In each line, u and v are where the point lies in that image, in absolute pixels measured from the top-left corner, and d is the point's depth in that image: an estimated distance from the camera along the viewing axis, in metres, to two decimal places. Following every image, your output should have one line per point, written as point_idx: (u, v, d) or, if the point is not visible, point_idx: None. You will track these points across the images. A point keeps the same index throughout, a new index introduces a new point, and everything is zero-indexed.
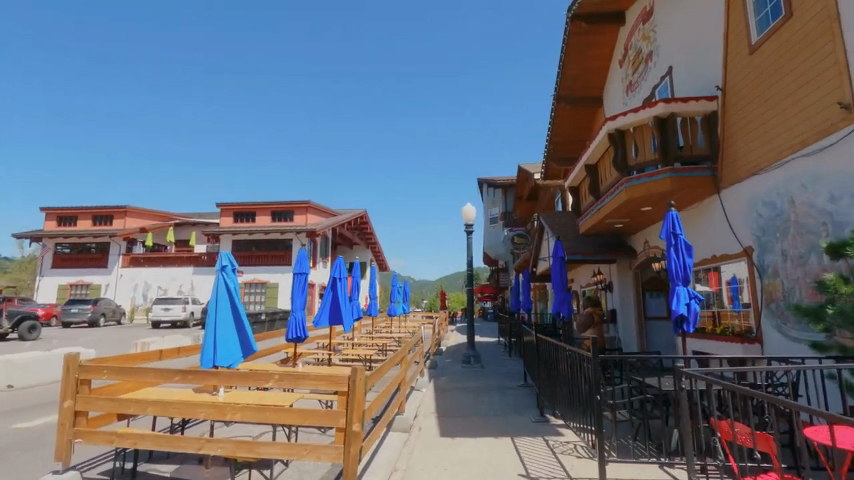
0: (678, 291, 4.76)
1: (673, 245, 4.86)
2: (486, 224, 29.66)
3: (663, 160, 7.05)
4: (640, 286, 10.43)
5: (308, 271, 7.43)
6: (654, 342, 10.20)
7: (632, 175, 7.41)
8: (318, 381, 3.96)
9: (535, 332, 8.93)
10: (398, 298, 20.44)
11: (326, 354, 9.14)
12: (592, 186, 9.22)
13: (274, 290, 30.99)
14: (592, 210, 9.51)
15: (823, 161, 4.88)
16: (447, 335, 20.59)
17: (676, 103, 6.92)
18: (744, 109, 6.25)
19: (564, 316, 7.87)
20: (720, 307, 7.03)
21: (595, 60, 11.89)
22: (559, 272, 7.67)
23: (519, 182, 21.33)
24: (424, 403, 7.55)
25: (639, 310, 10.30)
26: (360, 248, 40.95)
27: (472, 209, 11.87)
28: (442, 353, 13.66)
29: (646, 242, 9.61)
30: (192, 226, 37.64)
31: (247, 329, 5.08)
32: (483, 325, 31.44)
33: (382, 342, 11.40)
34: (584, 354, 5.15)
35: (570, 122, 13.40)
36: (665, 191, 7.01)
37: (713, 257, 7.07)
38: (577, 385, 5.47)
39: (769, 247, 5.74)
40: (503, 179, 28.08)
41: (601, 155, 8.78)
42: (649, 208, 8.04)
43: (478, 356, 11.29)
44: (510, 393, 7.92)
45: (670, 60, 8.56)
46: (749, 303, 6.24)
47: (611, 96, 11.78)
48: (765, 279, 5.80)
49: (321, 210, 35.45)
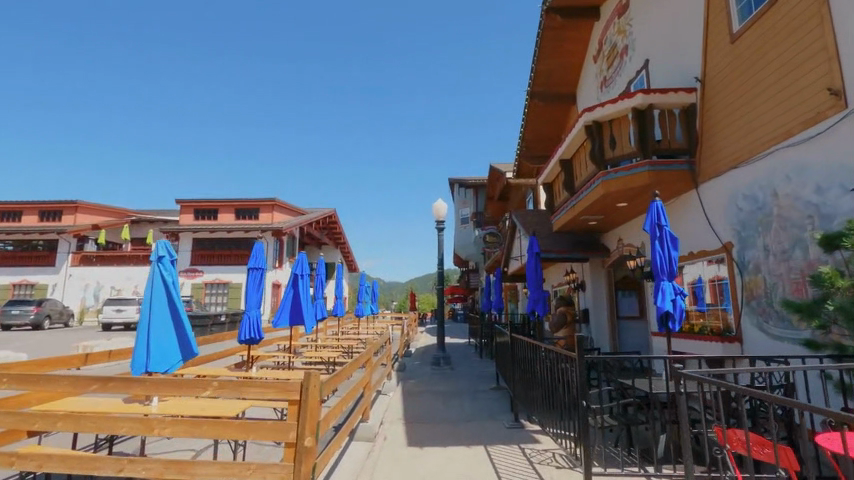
0: (663, 287, 4.43)
1: (658, 238, 4.54)
2: (457, 224, 29.36)
3: (642, 153, 6.78)
4: (613, 285, 10.25)
5: (264, 266, 6.75)
6: (625, 342, 10.04)
7: (609, 168, 7.13)
8: (264, 388, 3.38)
9: (508, 333, 8.56)
10: (366, 298, 19.81)
11: (287, 357, 8.50)
12: (567, 181, 8.93)
13: (238, 291, 29.76)
14: (566, 206, 9.24)
15: (809, 152, 4.67)
16: (416, 336, 20.11)
17: (655, 94, 6.67)
18: (726, 100, 6.05)
19: (539, 315, 7.52)
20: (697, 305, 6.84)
21: (570, 56, 11.71)
22: (534, 269, 7.32)
23: (491, 181, 21.09)
24: (390, 408, 7.02)
25: (611, 309, 10.11)
26: (328, 248, 39.97)
27: (443, 205, 11.45)
28: (411, 354, 13.18)
29: (620, 239, 9.42)
30: (150, 223, 35.79)
31: (187, 329, 4.46)
32: (452, 326, 31.19)
33: (347, 343, 10.82)
34: (565, 356, 4.75)
35: (544, 118, 13.17)
36: (643, 185, 6.76)
37: (690, 254, 6.88)
38: (557, 388, 5.09)
39: (750, 242, 5.54)
40: (474, 179, 27.85)
41: (576, 149, 8.51)
42: (626, 204, 7.79)
43: (448, 357, 10.86)
44: (482, 396, 7.52)
45: (647, 53, 8.39)
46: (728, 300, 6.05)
47: (585, 92, 11.63)
48: (746, 275, 5.60)
49: (288, 208, 34.40)
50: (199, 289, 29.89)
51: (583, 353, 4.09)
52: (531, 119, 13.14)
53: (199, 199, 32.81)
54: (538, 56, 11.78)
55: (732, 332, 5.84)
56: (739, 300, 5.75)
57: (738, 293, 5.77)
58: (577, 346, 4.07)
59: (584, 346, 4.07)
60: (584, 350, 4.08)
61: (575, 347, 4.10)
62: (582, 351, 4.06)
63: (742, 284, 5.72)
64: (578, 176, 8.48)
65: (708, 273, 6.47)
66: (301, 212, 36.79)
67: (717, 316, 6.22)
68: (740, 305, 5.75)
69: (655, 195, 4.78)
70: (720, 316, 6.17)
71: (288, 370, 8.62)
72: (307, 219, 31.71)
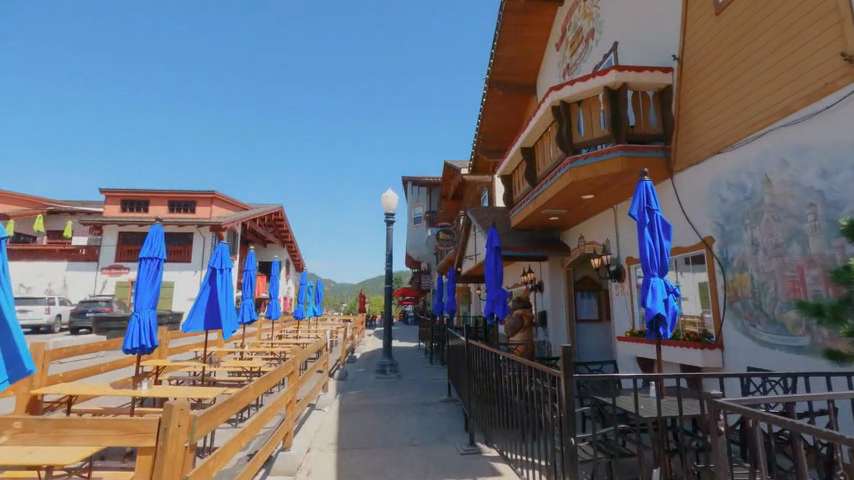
0: (652, 285, 3.64)
1: (647, 224, 3.74)
2: (409, 224, 28.42)
3: (615, 137, 6.08)
4: (573, 286, 9.62)
5: (162, 256, 5.44)
6: (584, 346, 9.45)
7: (578, 154, 6.41)
8: (99, 429, 2.21)
9: (461, 337, 7.65)
10: (309, 299, 18.44)
11: (202, 368, 7.17)
12: (528, 171, 8.17)
13: (169, 290, 27.23)
14: (526, 200, 8.47)
15: (815, 129, 4.04)
16: (363, 340, 18.89)
17: (629, 71, 5.98)
18: (708, 79, 5.43)
19: (499, 318, 6.66)
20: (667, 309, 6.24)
21: (532, 43, 11.05)
22: (494, 266, 6.40)
23: (445, 179, 20.31)
24: (322, 431, 5.86)
25: (570, 312, 9.47)
26: (274, 246, 37.82)
27: (393, 196, 10.41)
28: (355, 361, 12.04)
29: (581, 237, 8.80)
30: (70, 214, 32.29)
31: (16, 339, 3.20)
32: (402, 329, 30.30)
33: (279, 350, 9.57)
34: (543, 369, 3.78)
35: (502, 109, 12.49)
36: (615, 172, 6.07)
37: None
38: (528, 409, 4.13)
39: (734, 237, 4.91)
40: (428, 178, 27.02)
41: (538, 136, 7.77)
42: (592, 197, 7.12)
43: (395, 364, 9.81)
44: (430, 412, 6.55)
45: (616, 35, 7.77)
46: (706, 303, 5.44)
47: (546, 82, 11.00)
48: (729, 273, 4.99)
49: (229, 202, 32.12)
50: (125, 287, 27.16)
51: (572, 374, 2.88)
52: (489, 109, 12.42)
53: (127, 189, 29.90)
54: (498, 41, 11.04)
55: (713, 339, 5.22)
56: (724, 301, 5.07)
57: (721, 295, 5.13)
58: (563, 365, 2.84)
59: (572, 363, 2.86)
60: (573, 369, 2.88)
61: (560, 365, 2.87)
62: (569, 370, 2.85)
63: (725, 283, 5.07)
64: (541, 166, 7.74)
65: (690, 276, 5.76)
66: (244, 207, 34.54)
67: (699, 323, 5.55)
68: (722, 307, 5.10)
69: (642, 173, 3.99)
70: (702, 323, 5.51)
71: (201, 384, 7.24)
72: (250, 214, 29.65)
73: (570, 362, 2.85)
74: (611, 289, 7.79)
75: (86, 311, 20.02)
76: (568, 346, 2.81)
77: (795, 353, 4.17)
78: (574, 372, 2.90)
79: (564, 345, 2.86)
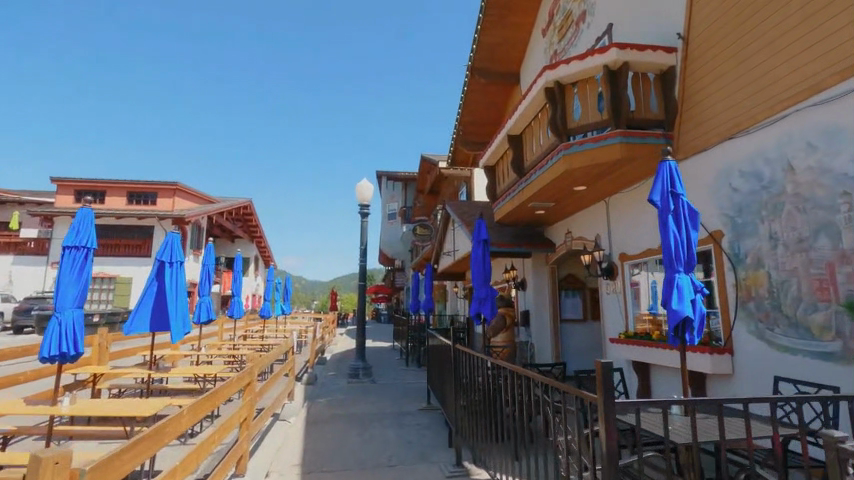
0: (677, 283, 3.11)
1: (671, 211, 3.19)
2: (383, 220, 27.65)
3: (614, 121, 5.56)
4: (557, 284, 9.13)
5: (92, 245, 4.73)
6: (568, 348, 9.01)
7: (573, 140, 5.87)
8: None
9: (442, 339, 7.01)
10: (277, 297, 17.46)
11: (147, 375, 6.30)
12: (515, 161, 7.61)
13: (126, 287, 25.55)
14: (512, 191, 7.91)
15: (847, 109, 3.58)
16: (334, 341, 18.06)
17: (630, 50, 5.47)
18: (716, 60, 4.99)
19: (485, 319, 6.05)
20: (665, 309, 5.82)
21: (517, 29, 10.50)
22: (482, 261, 5.79)
23: (422, 173, 19.68)
24: (285, 449, 5.12)
25: (554, 311, 9.00)
26: (241, 241, 36.33)
27: (368, 186, 9.68)
28: (326, 363, 11.26)
29: (568, 232, 8.32)
30: (18, 203, 30.00)
31: None
32: (376, 328, 29.52)
33: (241, 353, 8.70)
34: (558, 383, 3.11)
35: (484, 99, 11.92)
36: (613, 160, 5.55)
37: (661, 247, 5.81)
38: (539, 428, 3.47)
39: (749, 231, 4.46)
40: (403, 172, 26.35)
41: (528, 122, 7.22)
42: (584, 188, 6.62)
43: (369, 368, 9.12)
44: (409, 423, 5.91)
45: (610, 16, 7.26)
46: (712, 304, 4.99)
47: (531, 70, 10.49)
48: (742, 271, 4.54)
49: (193, 195, 30.55)
50: None
51: (612, 404, 2.08)
52: (470, 98, 11.83)
53: (81, 178, 27.98)
54: (482, 24, 10.45)
55: (721, 343, 4.76)
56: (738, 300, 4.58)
57: (732, 294, 4.66)
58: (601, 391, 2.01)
59: (614, 389, 2.02)
60: (614, 395, 2.07)
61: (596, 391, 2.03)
62: (609, 398, 2.01)
63: (738, 281, 4.61)
64: (530, 154, 7.19)
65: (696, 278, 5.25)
66: (210, 200, 33.02)
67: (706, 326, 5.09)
68: (736, 306, 4.61)
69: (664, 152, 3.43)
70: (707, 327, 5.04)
71: (147, 395, 6.34)
72: (215, 207, 28.26)
73: (612, 388, 2.02)
74: (600, 288, 7.32)
75: (31, 308, 18.41)
76: (611, 362, 1.97)
77: (820, 361, 3.74)
78: (615, 401, 2.06)
79: (604, 360, 2.02)
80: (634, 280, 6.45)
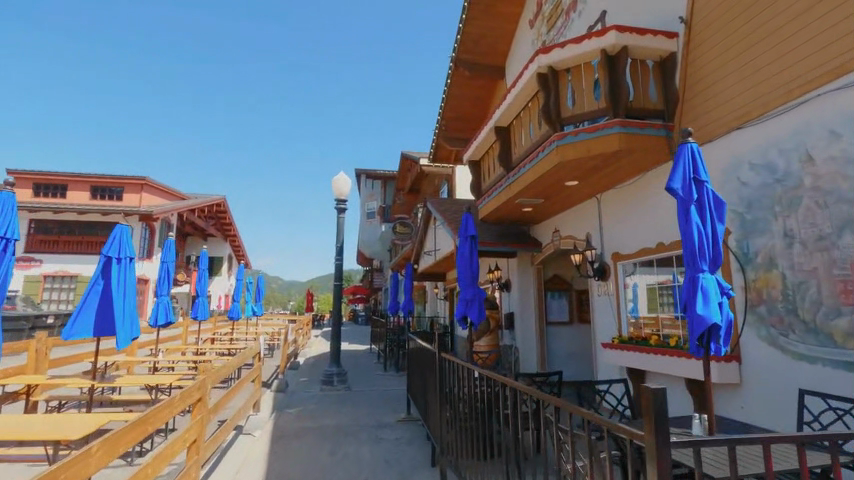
0: (701, 284, 2.69)
1: (694, 201, 2.77)
2: (362, 219, 27.01)
3: (612, 110, 5.17)
4: (543, 286, 8.76)
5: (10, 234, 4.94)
6: (553, 352, 8.66)
7: (568, 130, 5.47)
8: None
9: (423, 344, 6.48)
10: (248, 298, 16.65)
11: (92, 385, 5.59)
12: (502, 154, 7.17)
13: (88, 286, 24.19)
14: (499, 186, 7.47)
15: None
16: (309, 343, 17.33)
17: (630, 34, 5.08)
18: (725, 43, 4.63)
19: (472, 323, 5.57)
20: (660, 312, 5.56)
21: (503, 19, 10.09)
22: (470, 259, 5.32)
23: (402, 171, 19.15)
24: (246, 469, 4.51)
25: (540, 314, 8.61)
26: (214, 239, 35.07)
27: (345, 179, 9.11)
28: (298, 368, 10.60)
29: (556, 231, 7.94)
30: None
31: None
32: (353, 330, 28.80)
33: (204, 359, 8.01)
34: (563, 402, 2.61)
35: (469, 93, 11.50)
36: (610, 151, 5.16)
37: (657, 247, 5.45)
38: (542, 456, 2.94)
39: (759, 228, 4.10)
40: (383, 171, 25.82)
41: (517, 112, 6.78)
42: (577, 183, 6.23)
43: (344, 373, 8.53)
44: (388, 437, 5.38)
45: (603, 3, 6.90)
46: None
47: (517, 63, 10.09)
48: (751, 271, 4.18)
49: (163, 190, 29.29)
50: (35, 282, 23.72)
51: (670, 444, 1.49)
52: (454, 91, 11.39)
53: (41, 171, 26.45)
54: (467, 14, 10.01)
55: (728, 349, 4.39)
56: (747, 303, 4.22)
57: (740, 297, 4.29)
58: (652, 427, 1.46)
59: (668, 424, 1.47)
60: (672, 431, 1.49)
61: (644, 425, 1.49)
62: (662, 437, 1.46)
63: (746, 282, 4.25)
64: (519, 146, 6.77)
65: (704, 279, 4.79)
66: (180, 197, 31.77)
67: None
68: (745, 310, 4.23)
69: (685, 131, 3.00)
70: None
71: (89, 407, 5.61)
72: (185, 203, 27.11)
73: (665, 424, 1.47)
74: (591, 289, 6.94)
75: None
76: (664, 390, 1.41)
77: (842, 371, 3.38)
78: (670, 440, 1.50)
79: (651, 384, 1.46)
80: (629, 281, 6.08)
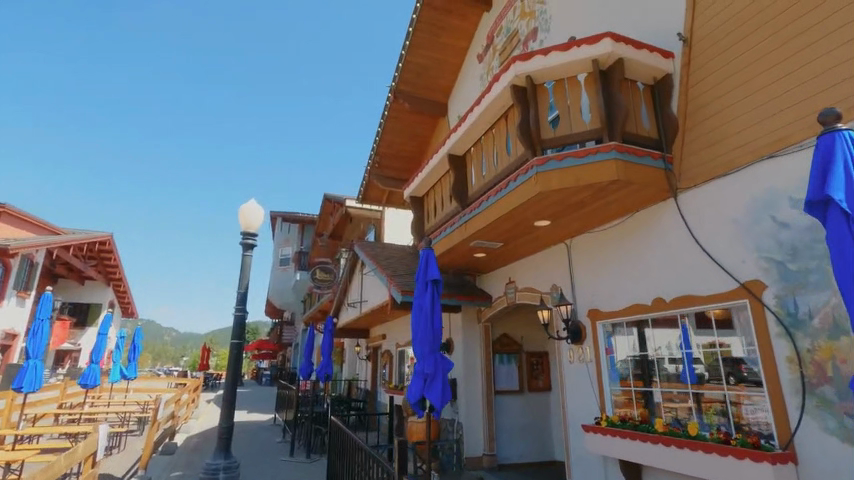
0: None
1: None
2: (274, 266, 24.49)
3: (607, 131, 4.20)
4: (490, 347, 7.46)
5: None
6: (501, 427, 7.29)
7: (549, 154, 4.40)
8: None
9: (350, 432, 4.69)
10: (118, 358, 13.33)
11: None
12: (456, 186, 5.98)
13: None
14: (449, 225, 6.19)
15: None
16: (197, 414, 14.16)
17: (627, 44, 4.23)
18: (740, 61, 3.88)
19: (433, 411, 4.06)
20: (630, 384, 4.75)
21: (449, 52, 9.34)
22: (430, 319, 4.04)
23: (323, 215, 17.49)
24: None
25: (487, 382, 7.24)
26: (92, 283, 29.70)
27: (255, 209, 7.32)
28: (174, 454, 8.06)
29: (510, 282, 6.79)
30: None
31: None
32: (255, 392, 25.14)
33: (17, 456, 5.46)
34: None
35: (407, 128, 10.46)
36: (604, 183, 4.16)
37: (653, 304, 4.43)
38: None
39: (813, 282, 3.15)
40: (301, 215, 23.94)
41: (480, 135, 5.70)
42: (549, 223, 5.15)
43: (234, 467, 6.33)
44: None
45: (570, 30, 6.23)
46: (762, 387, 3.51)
47: (462, 100, 9.28)
48: (807, 338, 3.16)
49: (31, 223, 24.49)
50: None
51: None
52: (390, 125, 10.30)
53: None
54: (410, 41, 9.16)
55: (775, 445, 3.29)
56: (734, 356, 3.78)
57: (737, 353, 3.74)
58: None
59: None
60: None
61: None
62: None
63: (748, 345, 3.64)
64: (480, 177, 5.63)
65: (677, 342, 4.30)
66: (54, 231, 26.83)
67: (667, 387, 4.41)
68: (744, 359, 3.67)
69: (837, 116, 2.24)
70: (689, 395, 4.17)
71: None
72: (58, 238, 22.71)
73: None
74: (558, 355, 5.73)
75: None
76: None
77: None
78: None
79: None
80: (612, 346, 4.97)
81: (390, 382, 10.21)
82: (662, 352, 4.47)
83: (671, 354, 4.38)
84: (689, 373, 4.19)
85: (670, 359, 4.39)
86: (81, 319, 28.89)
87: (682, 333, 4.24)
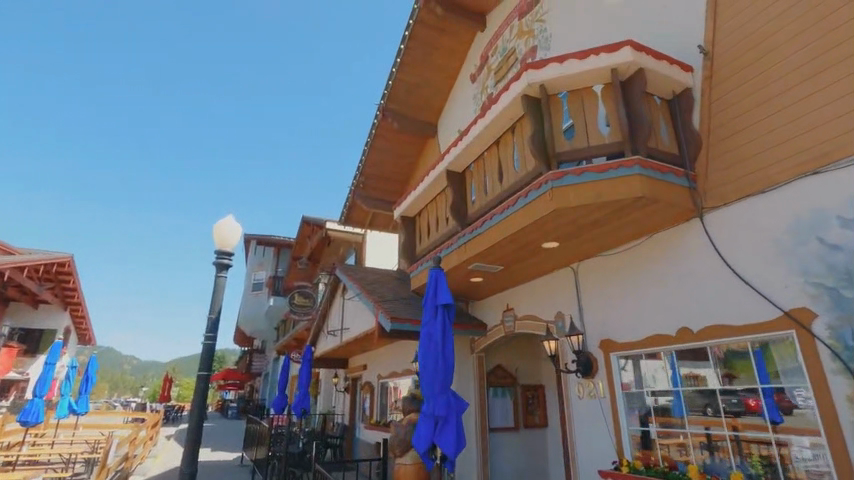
0: None
1: None
2: (247, 291, 23.37)
3: (629, 144, 3.86)
4: (484, 381, 6.87)
5: None
6: (496, 469, 6.66)
7: (565, 167, 4.03)
8: None
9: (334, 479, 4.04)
10: (67, 390, 12.06)
11: None
12: (455, 204, 5.56)
13: None
14: (445, 246, 5.73)
15: None
16: (156, 452, 12.91)
17: (648, 54, 3.96)
18: (769, 74, 3.64)
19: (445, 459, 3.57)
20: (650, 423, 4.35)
21: (441, 71, 9.11)
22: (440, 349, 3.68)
23: (301, 238, 16.79)
24: None
25: (480, 419, 6.61)
26: (46, 308, 27.64)
27: (231, 225, 6.69)
28: None
29: (508, 309, 6.34)
30: None
31: None
32: (221, 426, 23.53)
33: None
34: None
35: (395, 147, 10.09)
36: (627, 200, 3.78)
37: (677, 335, 4.03)
38: None
39: None
40: (277, 238, 23.08)
41: (483, 151, 5.35)
42: (558, 244, 4.75)
43: None
44: None
45: (572, 47, 6.01)
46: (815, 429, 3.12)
47: (453, 120, 8.99)
48: None
49: None
50: None
51: None
52: (377, 144, 9.92)
53: None
54: (402, 58, 8.90)
55: None
56: (711, 388, 3.93)
57: (714, 384, 3.89)
58: None
59: None
60: None
61: None
62: None
63: (723, 377, 3.83)
64: (483, 194, 5.23)
65: (662, 376, 4.29)
66: (9, 251, 25.02)
67: (663, 423, 4.27)
68: (721, 391, 3.84)
69: None
70: (702, 434, 3.96)
71: None
72: (13, 258, 21.09)
73: None
74: (564, 389, 5.26)
75: None
76: None
77: None
78: None
79: None
80: (629, 381, 4.54)
81: (370, 417, 9.50)
82: (640, 385, 4.45)
83: (650, 386, 4.38)
84: (675, 406, 4.20)
85: (649, 392, 4.39)
86: (32, 347, 26.69)
87: (670, 363, 4.21)
